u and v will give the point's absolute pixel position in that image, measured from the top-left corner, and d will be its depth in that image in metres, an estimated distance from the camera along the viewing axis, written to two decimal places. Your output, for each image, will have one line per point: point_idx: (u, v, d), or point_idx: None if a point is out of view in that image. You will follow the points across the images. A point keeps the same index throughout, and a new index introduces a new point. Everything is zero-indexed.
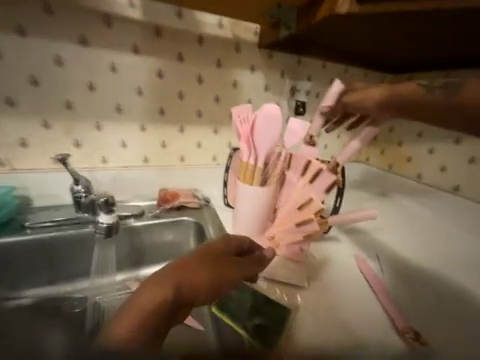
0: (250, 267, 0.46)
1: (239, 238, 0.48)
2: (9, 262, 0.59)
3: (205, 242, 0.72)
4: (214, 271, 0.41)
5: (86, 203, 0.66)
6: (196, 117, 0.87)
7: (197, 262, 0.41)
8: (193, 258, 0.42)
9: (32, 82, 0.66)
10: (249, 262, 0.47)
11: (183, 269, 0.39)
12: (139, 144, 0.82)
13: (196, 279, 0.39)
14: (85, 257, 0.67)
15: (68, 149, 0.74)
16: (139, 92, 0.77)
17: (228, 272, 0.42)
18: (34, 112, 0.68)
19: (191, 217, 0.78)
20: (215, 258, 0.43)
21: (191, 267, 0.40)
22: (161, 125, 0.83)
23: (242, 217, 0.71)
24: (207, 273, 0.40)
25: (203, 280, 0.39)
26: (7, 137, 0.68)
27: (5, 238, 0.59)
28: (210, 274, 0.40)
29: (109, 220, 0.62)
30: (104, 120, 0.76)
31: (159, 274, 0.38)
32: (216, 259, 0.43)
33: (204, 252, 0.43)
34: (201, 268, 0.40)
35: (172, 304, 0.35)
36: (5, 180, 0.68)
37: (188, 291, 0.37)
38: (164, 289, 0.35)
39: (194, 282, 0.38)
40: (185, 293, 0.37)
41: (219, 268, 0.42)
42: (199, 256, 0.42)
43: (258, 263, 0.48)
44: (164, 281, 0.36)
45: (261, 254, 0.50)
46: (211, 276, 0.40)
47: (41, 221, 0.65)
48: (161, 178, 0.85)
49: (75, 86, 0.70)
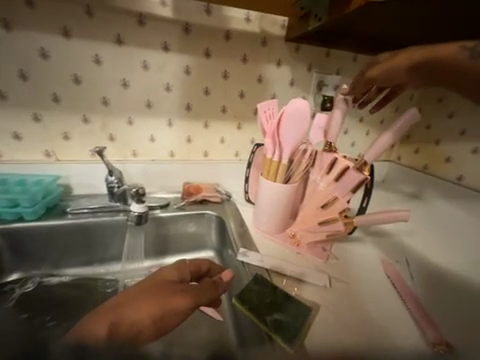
0: (202, 293, 0.45)
1: (193, 263, 0.52)
2: (53, 242, 0.67)
3: (226, 236, 0.74)
4: (156, 305, 0.41)
5: (119, 193, 0.72)
6: (220, 113, 0.88)
7: (141, 295, 0.43)
8: (142, 289, 0.45)
9: (75, 80, 0.72)
10: (204, 288, 0.46)
11: (127, 303, 0.42)
12: (166, 139, 0.85)
13: (135, 317, 0.40)
14: (116, 243, 0.72)
15: (104, 143, 0.80)
16: (167, 88, 0.80)
17: (174, 304, 0.42)
18: (76, 108, 0.75)
19: (213, 210, 0.80)
20: (160, 290, 0.44)
21: (138, 299, 0.42)
22: (186, 120, 0.85)
23: (262, 213, 0.71)
24: (147, 307, 0.41)
25: (143, 317, 0.40)
26: (54, 130, 0.75)
27: (50, 221, 0.66)
28: (152, 309, 0.41)
29: (138, 209, 0.66)
30: (135, 116, 0.80)
31: (109, 307, 0.41)
32: (165, 288, 0.45)
33: (154, 283, 0.46)
34: (142, 303, 0.41)
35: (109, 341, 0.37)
36: (52, 169, 0.76)
37: (128, 330, 0.39)
38: (100, 328, 0.37)
39: (135, 320, 0.40)
40: (123, 331, 0.39)
41: (165, 300, 0.42)
42: (145, 289, 0.44)
43: (214, 289, 0.48)
44: (101, 319, 0.39)
45: (217, 279, 0.50)
46: (152, 311, 0.41)
47: (80, 207, 0.72)
48: (186, 171, 0.89)
49: (111, 83, 0.75)
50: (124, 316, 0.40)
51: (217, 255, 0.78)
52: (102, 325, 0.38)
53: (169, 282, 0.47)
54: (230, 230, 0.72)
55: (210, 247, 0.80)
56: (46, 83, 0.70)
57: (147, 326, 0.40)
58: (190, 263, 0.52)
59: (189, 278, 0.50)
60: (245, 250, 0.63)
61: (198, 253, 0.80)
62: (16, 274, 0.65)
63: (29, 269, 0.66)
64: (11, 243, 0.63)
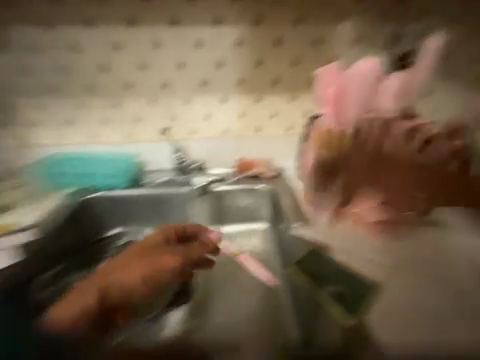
0: (186, 255, 0.57)
1: (174, 228, 0.63)
2: (136, 207, 0.80)
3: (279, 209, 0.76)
4: (139, 267, 0.51)
5: (185, 167, 0.83)
6: (272, 85, 0.85)
7: (131, 263, 0.53)
8: (134, 258, 0.55)
9: (141, 68, 0.80)
10: (185, 250, 0.58)
11: (119, 272, 0.51)
12: (220, 117, 0.87)
13: (127, 280, 0.48)
14: (182, 211, 0.82)
15: (165, 124, 0.86)
16: (220, 64, 0.81)
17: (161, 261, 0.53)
18: (143, 93, 0.82)
19: (266, 184, 0.82)
20: (147, 256, 0.55)
21: (128, 267, 0.51)
22: (239, 96, 0.85)
23: (311, 193, 0.66)
24: (130, 273, 0.49)
25: (134, 279, 0.49)
26: (128, 115, 0.84)
27: (135, 190, 0.80)
28: (137, 273, 0.50)
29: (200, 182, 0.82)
30: (193, 96, 0.84)
31: (104, 278, 0.51)
32: (150, 254, 0.55)
33: (142, 252, 0.57)
34: (131, 269, 0.50)
35: (102, 305, 0.45)
36: (128, 147, 0.86)
37: (120, 292, 0.47)
38: (91, 300, 0.46)
39: (125, 283, 0.48)
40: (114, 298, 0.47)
41: (152, 262, 0.52)
42: (133, 260, 0.54)
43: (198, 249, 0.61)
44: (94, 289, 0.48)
45: (200, 241, 0.63)
46: (135, 274, 0.49)
47: (154, 180, 0.84)
48: (239, 148, 0.89)
49: (171, 65, 0.80)
50: (112, 284, 0.49)
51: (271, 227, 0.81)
52: (93, 295, 0.47)
53: (155, 248, 0.58)
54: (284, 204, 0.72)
55: (263, 219, 0.82)
56: (120, 72, 0.80)
57: (138, 284, 0.48)
58: (176, 230, 0.63)
59: (176, 240, 0.61)
60: (298, 226, 0.64)
61: (252, 225, 0.83)
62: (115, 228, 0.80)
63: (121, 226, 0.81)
64: (110, 205, 0.79)
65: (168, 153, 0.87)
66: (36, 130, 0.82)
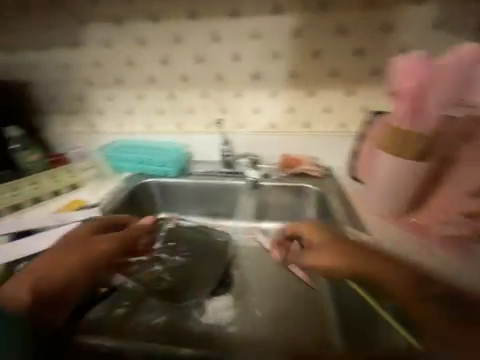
0: (114, 241, 0.59)
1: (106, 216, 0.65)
2: (183, 195, 0.85)
3: (328, 209, 0.71)
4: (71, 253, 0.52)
5: (230, 161, 0.84)
6: (331, 77, 0.79)
7: (62, 257, 0.51)
8: (53, 254, 0.52)
9: (198, 60, 0.81)
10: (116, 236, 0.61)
11: (50, 266, 0.48)
12: (269, 110, 0.85)
13: (57, 276, 0.47)
14: (226, 202, 0.85)
15: (215, 116, 0.87)
16: (275, 56, 0.79)
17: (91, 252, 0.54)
18: (198, 85, 0.84)
19: (313, 184, 0.79)
20: (84, 241, 0.56)
21: (62, 256, 0.51)
22: (291, 89, 0.82)
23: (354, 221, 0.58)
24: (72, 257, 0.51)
25: (66, 270, 0.48)
26: (181, 107, 0.88)
27: (184, 179, 0.85)
28: (74, 256, 0.51)
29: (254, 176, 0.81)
30: (244, 90, 0.83)
31: (31, 281, 0.44)
32: (87, 239, 0.57)
33: (71, 242, 0.56)
34: (66, 258, 0.50)
35: (30, 306, 0.39)
36: (179, 138, 0.90)
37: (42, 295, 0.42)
38: (22, 295, 0.41)
39: (48, 275, 0.46)
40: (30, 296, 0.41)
41: (87, 249, 0.54)
42: (70, 249, 0.53)
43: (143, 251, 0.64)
44: (24, 285, 0.43)
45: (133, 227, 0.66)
46: (78, 262, 0.50)
47: (201, 171, 0.87)
48: (285, 144, 0.86)
49: (226, 58, 0.80)
50: (36, 279, 0.45)
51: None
52: (24, 292, 0.41)
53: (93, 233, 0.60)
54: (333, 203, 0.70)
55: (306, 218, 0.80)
56: (178, 65, 0.83)
57: (61, 280, 0.46)
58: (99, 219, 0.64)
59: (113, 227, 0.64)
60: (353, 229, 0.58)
61: (293, 223, 0.81)
62: (163, 212, 0.86)
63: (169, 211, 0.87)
64: (160, 191, 0.85)
65: (216, 145, 0.89)
66: (101, 118, 0.91)
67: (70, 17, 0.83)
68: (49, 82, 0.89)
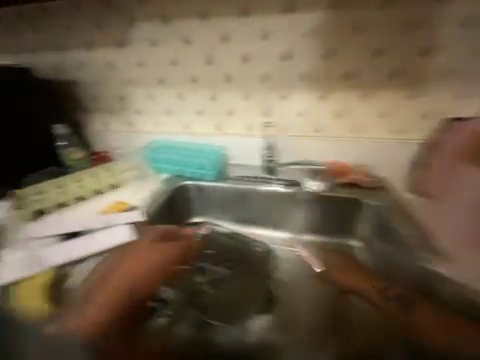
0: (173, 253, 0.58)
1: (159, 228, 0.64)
2: (219, 200, 0.81)
3: (387, 229, 0.66)
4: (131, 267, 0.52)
5: (271, 167, 0.80)
6: (391, 78, 0.71)
7: (126, 272, 0.52)
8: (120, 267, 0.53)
9: (244, 59, 0.78)
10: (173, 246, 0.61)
11: (120, 280, 0.50)
12: (316, 114, 0.78)
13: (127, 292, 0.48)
14: (265, 211, 0.79)
15: (257, 119, 0.82)
16: (329, 55, 0.73)
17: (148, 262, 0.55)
18: (241, 86, 0.80)
19: (369, 199, 0.71)
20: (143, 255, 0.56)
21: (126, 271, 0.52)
22: (343, 91, 0.75)
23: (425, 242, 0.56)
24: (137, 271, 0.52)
25: (133, 286, 0.49)
26: (222, 108, 0.84)
27: (221, 184, 0.80)
28: (139, 271, 0.52)
29: (313, 187, 0.75)
30: (290, 91, 0.78)
31: (103, 299, 0.46)
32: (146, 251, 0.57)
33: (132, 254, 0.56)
34: (130, 273, 0.51)
35: (107, 328, 0.42)
36: (217, 140, 0.86)
37: (109, 310, 0.44)
38: (95, 311, 0.44)
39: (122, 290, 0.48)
40: (105, 316, 0.43)
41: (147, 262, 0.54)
42: (132, 263, 0.54)
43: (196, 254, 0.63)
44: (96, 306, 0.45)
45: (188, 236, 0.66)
46: (142, 274, 0.52)
47: (239, 175, 0.82)
48: (332, 151, 0.79)
49: (274, 57, 0.76)
50: (127, 290, 0.48)
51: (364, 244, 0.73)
52: (97, 306, 0.45)
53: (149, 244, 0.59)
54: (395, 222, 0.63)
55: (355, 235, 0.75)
56: (222, 65, 0.80)
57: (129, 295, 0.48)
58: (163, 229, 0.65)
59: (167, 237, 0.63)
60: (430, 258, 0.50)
61: (338, 239, 0.76)
62: (197, 217, 0.83)
63: (203, 215, 0.83)
64: (196, 194, 0.82)
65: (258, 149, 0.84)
66: (139, 118, 0.91)
67: (118, 17, 0.83)
68: (93, 82, 0.90)
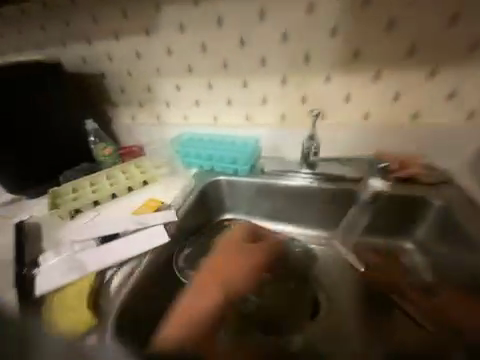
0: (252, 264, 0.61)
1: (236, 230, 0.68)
2: (253, 196, 0.75)
3: (455, 230, 0.57)
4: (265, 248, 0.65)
5: (312, 161, 0.70)
6: (468, 51, 0.59)
7: (204, 290, 0.55)
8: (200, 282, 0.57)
9: (283, 39, 0.68)
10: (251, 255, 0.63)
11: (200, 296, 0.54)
12: (366, 97, 0.67)
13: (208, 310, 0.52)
14: (302, 209, 0.72)
15: (294, 106, 0.74)
16: (389, 25, 0.61)
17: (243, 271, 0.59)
18: (278, 70, 0.72)
19: (432, 197, 0.61)
20: (222, 269, 0.59)
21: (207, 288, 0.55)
22: (402, 70, 0.63)
23: None
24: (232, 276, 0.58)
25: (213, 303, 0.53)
26: (254, 96, 0.76)
27: (256, 179, 0.74)
28: (219, 288, 0.56)
29: (379, 185, 0.63)
30: (336, 73, 0.68)
31: (183, 313, 0.51)
32: (225, 263, 0.61)
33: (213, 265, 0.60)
34: (211, 292, 0.55)
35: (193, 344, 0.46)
36: (248, 131, 0.80)
37: (190, 328, 0.49)
38: (182, 327, 0.49)
39: (202, 309, 0.52)
40: (185, 333, 0.48)
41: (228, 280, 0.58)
42: (212, 279, 0.57)
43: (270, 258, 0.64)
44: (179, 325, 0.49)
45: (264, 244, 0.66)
46: (244, 276, 0.59)
47: (275, 169, 0.75)
48: (381, 140, 0.69)
49: (320, 34, 0.65)
50: (196, 308, 0.52)
51: (419, 249, 0.65)
52: (183, 326, 0.49)
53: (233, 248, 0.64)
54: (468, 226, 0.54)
55: (407, 236, 0.66)
56: (258, 47, 0.71)
57: (209, 312, 0.52)
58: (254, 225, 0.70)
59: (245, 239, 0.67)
60: None
61: (388, 240, 0.68)
62: (229, 213, 0.79)
63: (235, 212, 0.78)
64: (228, 190, 0.77)
65: (295, 141, 0.76)
66: (167, 110, 0.87)
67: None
68: (120, 73, 0.87)
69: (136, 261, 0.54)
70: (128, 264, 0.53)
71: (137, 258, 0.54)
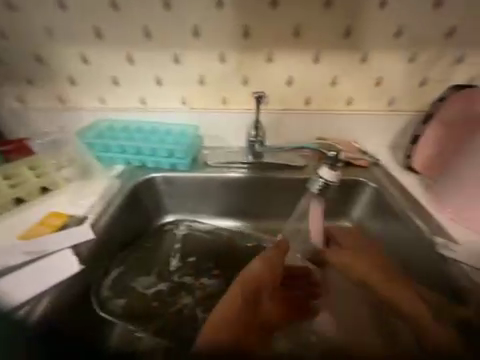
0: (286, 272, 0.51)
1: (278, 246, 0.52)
2: (196, 192, 0.66)
3: (386, 206, 0.58)
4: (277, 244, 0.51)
5: (258, 152, 0.65)
6: (392, 38, 0.62)
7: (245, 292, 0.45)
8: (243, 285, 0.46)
9: (218, 5, 0.59)
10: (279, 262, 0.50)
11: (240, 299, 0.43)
12: (307, 81, 0.65)
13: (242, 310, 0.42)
14: (251, 202, 0.66)
15: (236, 88, 0.66)
16: (327, 3, 0.59)
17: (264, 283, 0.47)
18: (216, 44, 0.62)
19: (367, 179, 0.63)
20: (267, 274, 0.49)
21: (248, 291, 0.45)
22: (338, 53, 0.63)
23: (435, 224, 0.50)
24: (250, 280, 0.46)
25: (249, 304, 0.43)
26: (190, 73, 0.64)
27: (199, 173, 0.64)
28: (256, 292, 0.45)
29: (329, 176, 0.51)
30: (277, 52, 0.63)
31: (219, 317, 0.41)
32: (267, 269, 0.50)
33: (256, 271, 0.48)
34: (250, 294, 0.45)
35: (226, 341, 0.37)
36: (184, 117, 0.68)
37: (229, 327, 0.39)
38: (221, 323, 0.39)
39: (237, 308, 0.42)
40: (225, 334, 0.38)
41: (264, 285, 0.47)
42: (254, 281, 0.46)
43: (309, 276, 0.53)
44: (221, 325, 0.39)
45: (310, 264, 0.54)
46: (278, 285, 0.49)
47: (219, 161, 0.67)
48: (322, 125, 0.69)
49: (259, 6, 0.59)
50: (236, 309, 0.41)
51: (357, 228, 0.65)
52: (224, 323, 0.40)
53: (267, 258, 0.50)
54: (396, 199, 0.56)
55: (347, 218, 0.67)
56: (189, 13, 0.59)
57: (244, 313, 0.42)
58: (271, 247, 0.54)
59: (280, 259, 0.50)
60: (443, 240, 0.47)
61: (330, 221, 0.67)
62: (170, 215, 0.67)
63: (178, 212, 0.67)
64: (167, 187, 0.65)
65: (240, 128, 0.68)
66: (75, 91, 0.66)
67: None
68: None
69: (34, 301, 0.37)
70: (24, 308, 0.36)
71: (35, 299, 0.37)
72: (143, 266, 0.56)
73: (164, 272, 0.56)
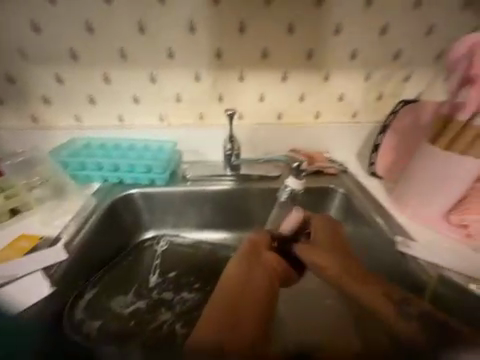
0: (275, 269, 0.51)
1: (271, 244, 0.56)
2: (176, 206, 0.66)
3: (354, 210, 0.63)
4: (244, 248, 0.53)
5: (235, 165, 0.67)
6: (349, 59, 0.69)
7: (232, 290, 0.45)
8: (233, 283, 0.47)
9: (190, 29, 0.63)
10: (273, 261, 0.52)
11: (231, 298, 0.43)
12: (277, 97, 0.70)
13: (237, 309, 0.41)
14: (230, 213, 0.68)
15: (211, 104, 0.69)
16: (290, 29, 0.65)
17: (252, 278, 0.47)
18: (190, 64, 0.65)
19: (337, 186, 0.68)
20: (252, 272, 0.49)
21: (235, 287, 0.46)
22: (304, 72, 0.69)
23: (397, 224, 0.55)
24: (233, 278, 0.47)
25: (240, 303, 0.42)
26: (166, 92, 0.67)
27: (178, 187, 0.65)
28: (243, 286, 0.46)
29: (294, 185, 0.59)
30: (249, 72, 0.67)
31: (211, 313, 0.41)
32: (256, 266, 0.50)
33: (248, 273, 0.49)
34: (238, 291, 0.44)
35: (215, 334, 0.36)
36: (161, 133, 0.69)
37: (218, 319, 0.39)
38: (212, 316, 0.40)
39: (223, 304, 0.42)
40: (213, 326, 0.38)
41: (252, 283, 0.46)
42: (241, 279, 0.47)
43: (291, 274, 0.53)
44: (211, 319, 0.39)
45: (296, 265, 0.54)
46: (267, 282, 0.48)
47: (198, 174, 0.68)
48: (294, 137, 0.73)
49: (229, 31, 0.64)
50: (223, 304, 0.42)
51: None
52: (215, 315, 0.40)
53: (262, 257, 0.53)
54: (363, 204, 0.61)
55: None
56: (164, 37, 0.63)
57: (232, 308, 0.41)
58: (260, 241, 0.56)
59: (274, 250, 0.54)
60: (403, 238, 0.51)
61: None
62: (151, 231, 0.67)
63: (158, 227, 0.67)
64: (146, 202, 0.65)
65: (216, 142, 0.71)
66: (49, 110, 0.65)
67: None
68: None
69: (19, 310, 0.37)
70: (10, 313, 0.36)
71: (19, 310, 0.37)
72: (122, 284, 0.55)
73: (144, 289, 0.55)
